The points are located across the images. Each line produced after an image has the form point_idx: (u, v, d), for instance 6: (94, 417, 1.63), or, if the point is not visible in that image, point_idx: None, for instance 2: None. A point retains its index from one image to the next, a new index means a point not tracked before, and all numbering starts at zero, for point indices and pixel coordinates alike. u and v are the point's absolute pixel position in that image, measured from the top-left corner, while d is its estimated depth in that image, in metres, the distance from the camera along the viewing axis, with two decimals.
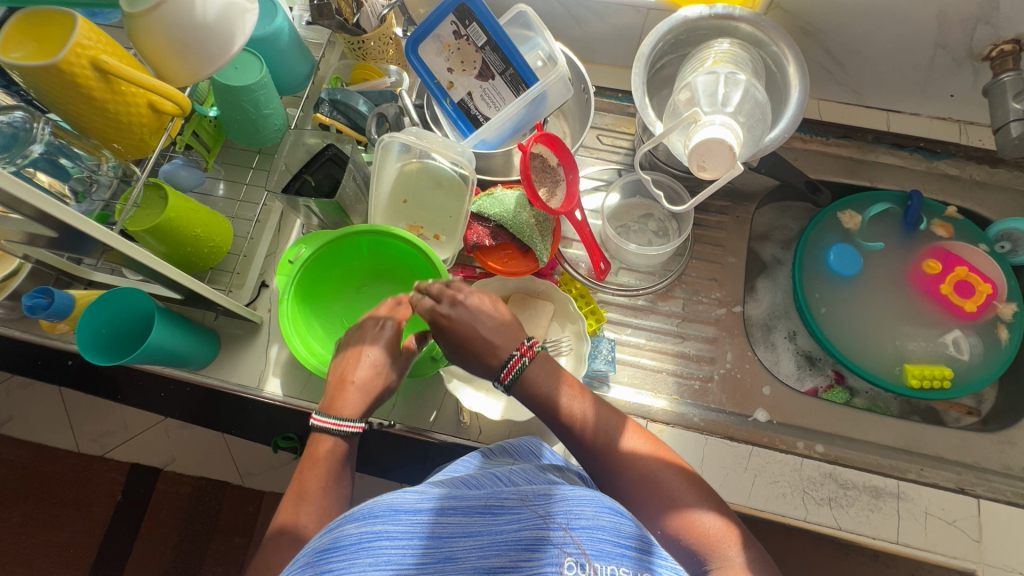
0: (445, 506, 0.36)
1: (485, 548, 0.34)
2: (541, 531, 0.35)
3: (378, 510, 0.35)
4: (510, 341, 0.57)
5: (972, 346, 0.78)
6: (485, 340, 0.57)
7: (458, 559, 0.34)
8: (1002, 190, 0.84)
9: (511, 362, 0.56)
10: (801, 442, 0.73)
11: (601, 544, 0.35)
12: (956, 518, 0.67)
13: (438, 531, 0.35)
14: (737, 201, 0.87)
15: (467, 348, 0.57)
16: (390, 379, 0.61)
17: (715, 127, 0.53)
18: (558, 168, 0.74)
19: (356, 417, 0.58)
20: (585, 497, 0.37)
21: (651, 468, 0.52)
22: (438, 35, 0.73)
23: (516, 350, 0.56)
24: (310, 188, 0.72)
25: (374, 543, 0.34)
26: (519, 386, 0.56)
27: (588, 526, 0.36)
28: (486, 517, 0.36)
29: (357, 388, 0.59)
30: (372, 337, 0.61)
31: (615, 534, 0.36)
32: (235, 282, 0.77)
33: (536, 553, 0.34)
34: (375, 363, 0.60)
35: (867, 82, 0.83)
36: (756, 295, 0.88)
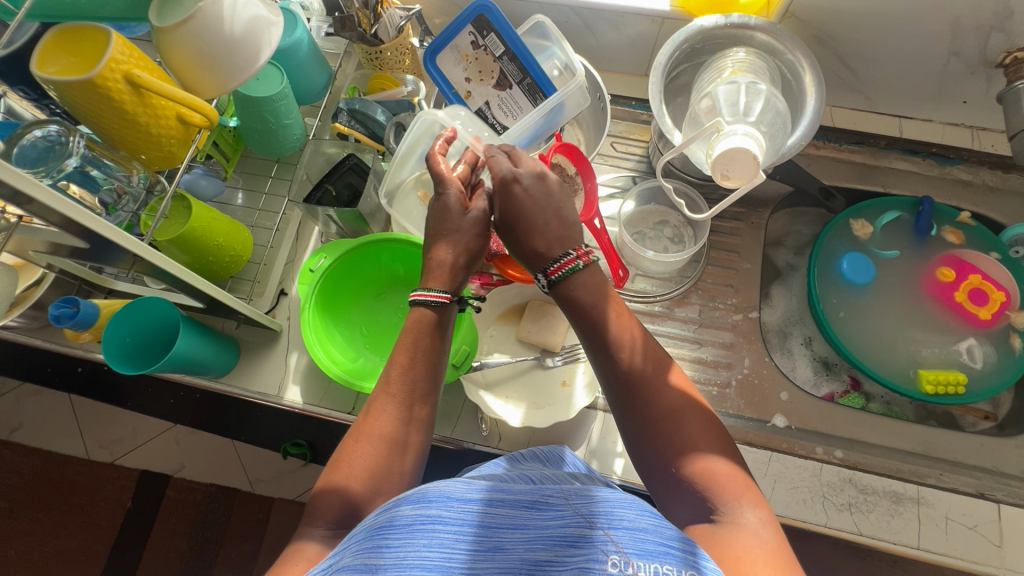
0: (493, 497, 0.36)
1: (532, 541, 0.35)
2: (587, 529, 0.34)
3: (431, 495, 0.35)
4: (565, 243, 0.57)
5: (986, 354, 0.79)
6: (543, 230, 0.57)
7: (507, 550, 0.34)
8: (1015, 195, 0.85)
9: (564, 260, 0.56)
10: (820, 447, 0.73)
11: (644, 544, 0.35)
12: (976, 523, 0.67)
13: (487, 520, 0.35)
14: (751, 207, 0.87)
15: (524, 234, 0.57)
16: (467, 247, 0.59)
17: (738, 136, 0.53)
18: (576, 177, 0.74)
19: (442, 288, 0.57)
20: (627, 500, 0.36)
21: (680, 421, 0.49)
22: (456, 45, 0.74)
23: (572, 250, 0.56)
24: (331, 198, 0.73)
25: (426, 525, 0.34)
26: (573, 286, 0.55)
27: (631, 528, 0.35)
28: (533, 511, 0.36)
29: (435, 264, 0.58)
30: (443, 203, 0.60)
31: (656, 535, 0.35)
32: (256, 291, 0.78)
33: (582, 550, 0.34)
34: (448, 233, 0.59)
35: (879, 89, 0.84)
36: (770, 299, 0.89)
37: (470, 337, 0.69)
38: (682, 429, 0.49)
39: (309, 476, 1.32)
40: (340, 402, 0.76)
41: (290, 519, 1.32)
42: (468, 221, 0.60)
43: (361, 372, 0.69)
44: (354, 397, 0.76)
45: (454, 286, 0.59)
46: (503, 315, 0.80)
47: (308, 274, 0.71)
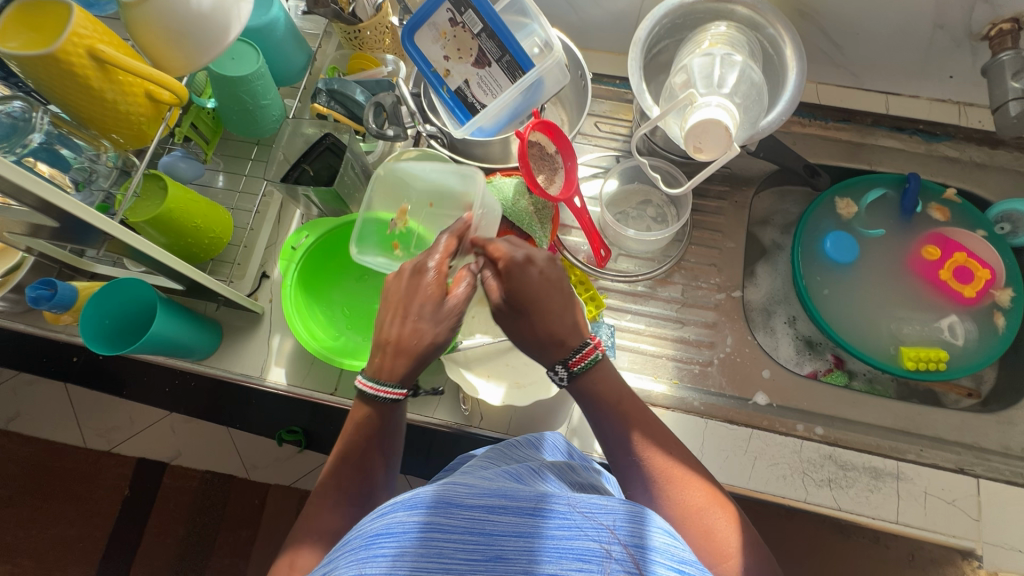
0: (498, 504, 0.38)
1: (536, 551, 0.36)
2: (591, 543, 0.36)
3: (432, 500, 0.37)
4: (580, 331, 0.54)
5: (967, 331, 0.79)
6: (560, 314, 0.53)
7: (508, 559, 0.35)
8: (1002, 171, 0.84)
9: (586, 349, 0.53)
10: (800, 424, 0.73)
11: (653, 563, 0.36)
12: (955, 497, 0.67)
13: (489, 528, 0.36)
14: (736, 185, 0.86)
15: (536, 318, 0.53)
16: (439, 336, 0.53)
17: (711, 107, 0.52)
18: (556, 155, 0.74)
19: (398, 383, 0.53)
20: (634, 514, 0.38)
21: (703, 513, 0.47)
22: (434, 23, 0.73)
23: (589, 339, 0.54)
24: (309, 177, 0.73)
25: (430, 534, 0.36)
26: (585, 376, 0.54)
27: (639, 544, 0.36)
28: (536, 519, 0.37)
29: (403, 349, 0.52)
30: (419, 284, 0.53)
31: (664, 554, 0.37)
32: (236, 273, 0.78)
33: (585, 563, 0.35)
34: (423, 319, 0.52)
35: (865, 64, 0.83)
36: (755, 279, 0.88)
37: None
38: (706, 520, 0.47)
39: (303, 462, 1.33)
40: (323, 383, 0.76)
41: (284, 505, 1.33)
42: (447, 310, 0.53)
43: (343, 350, 0.69)
44: (336, 378, 0.76)
45: (413, 377, 0.53)
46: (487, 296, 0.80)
47: (289, 251, 0.72)
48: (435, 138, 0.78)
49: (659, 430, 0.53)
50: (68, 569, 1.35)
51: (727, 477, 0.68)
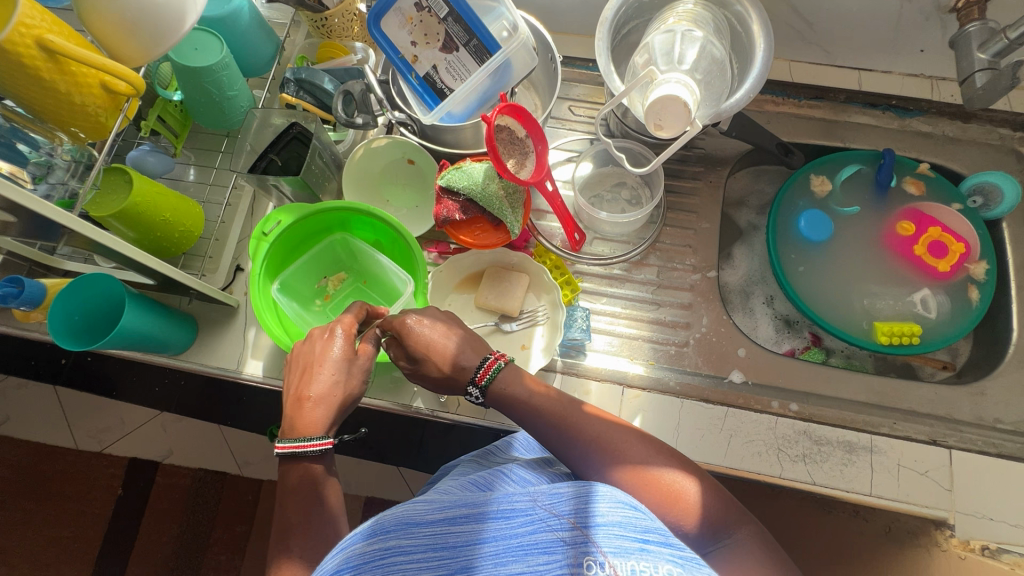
0: (458, 516, 0.39)
1: (502, 553, 0.38)
2: (554, 534, 0.38)
3: (391, 524, 0.38)
4: (480, 350, 0.61)
5: (939, 304, 0.79)
6: (455, 349, 0.60)
7: (475, 567, 0.37)
8: (974, 145, 0.84)
9: (486, 364, 0.59)
10: (775, 401, 0.74)
11: (619, 541, 0.38)
12: (928, 469, 0.69)
13: (453, 541, 0.38)
14: (710, 166, 0.86)
15: (440, 353, 0.59)
16: (354, 388, 0.59)
17: (671, 84, 0.52)
18: (527, 140, 0.73)
19: (323, 434, 0.55)
20: (591, 495, 0.40)
21: (659, 469, 0.50)
22: (400, 8, 0.72)
23: (491, 354, 0.60)
24: (277, 168, 0.72)
25: (394, 558, 0.37)
26: (492, 390, 0.59)
27: (601, 523, 0.39)
28: (497, 522, 0.39)
29: (320, 400, 0.57)
30: (327, 346, 0.59)
31: (627, 528, 0.39)
32: (209, 267, 0.78)
33: (551, 555, 0.38)
34: (334, 375, 0.58)
35: (836, 41, 0.82)
36: (732, 260, 0.88)
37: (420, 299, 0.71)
38: (664, 476, 0.50)
39: None
40: None
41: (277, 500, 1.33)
42: (355, 367, 0.59)
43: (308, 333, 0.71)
44: None
45: (332, 428, 0.57)
46: (461, 284, 0.79)
47: (261, 238, 0.70)
48: (406, 125, 0.77)
49: (596, 424, 0.54)
50: (64, 571, 1.35)
51: (703, 455, 0.69)
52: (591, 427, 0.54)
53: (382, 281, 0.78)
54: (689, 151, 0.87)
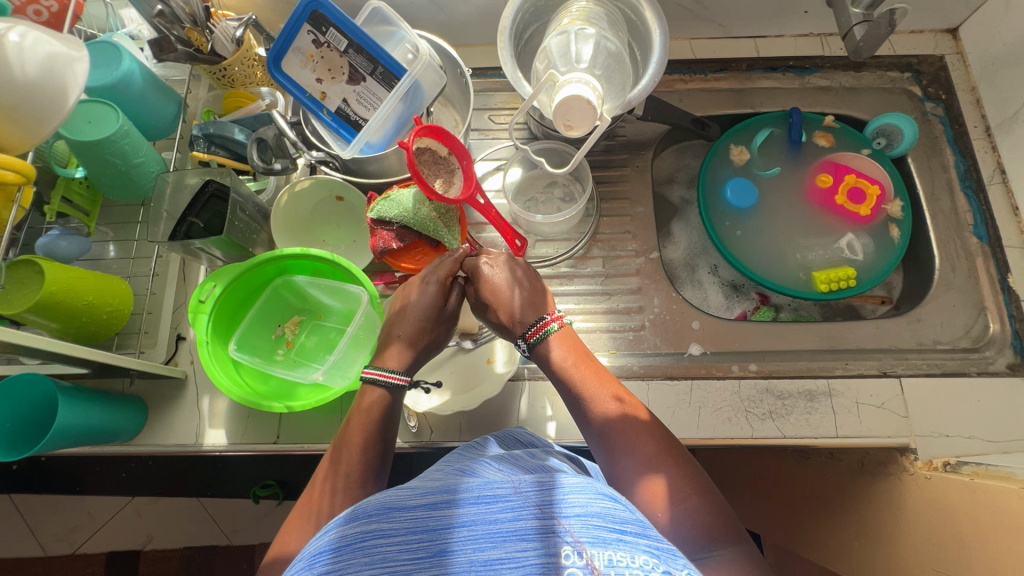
0: (440, 500, 0.37)
1: (479, 538, 0.35)
2: (533, 521, 0.35)
3: (374, 508, 0.37)
4: (538, 308, 0.65)
5: (865, 246, 0.83)
6: (513, 301, 0.65)
7: (452, 551, 0.34)
8: (869, 92, 0.90)
9: (540, 323, 0.63)
10: (735, 365, 0.76)
11: (597, 532, 0.35)
12: (884, 401, 0.72)
13: (432, 524, 0.36)
14: (635, 151, 0.89)
15: (496, 306, 0.66)
16: (435, 334, 0.67)
17: (574, 84, 0.53)
18: (450, 157, 0.74)
19: (402, 371, 0.62)
20: (574, 485, 0.37)
21: (667, 463, 0.52)
22: (298, 47, 0.72)
23: (545, 315, 0.64)
24: (199, 229, 0.70)
25: (373, 541, 0.35)
26: (544, 344, 0.63)
27: (582, 513, 0.35)
28: (478, 507, 0.36)
29: (404, 343, 0.64)
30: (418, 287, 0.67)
31: (608, 519, 0.35)
32: (147, 342, 0.75)
33: (527, 542, 0.34)
34: (418, 318, 0.66)
35: (728, 15, 0.86)
36: (672, 238, 0.91)
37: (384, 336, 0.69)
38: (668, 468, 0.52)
39: (283, 514, 1.28)
40: (262, 433, 0.73)
41: None
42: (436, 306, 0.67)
43: (272, 396, 0.68)
44: (277, 425, 0.73)
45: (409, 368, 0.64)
46: None
47: (198, 307, 0.67)
48: (326, 163, 0.75)
49: (624, 409, 0.58)
50: None
51: (677, 431, 0.71)
52: (609, 417, 0.57)
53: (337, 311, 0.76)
54: (612, 140, 0.89)
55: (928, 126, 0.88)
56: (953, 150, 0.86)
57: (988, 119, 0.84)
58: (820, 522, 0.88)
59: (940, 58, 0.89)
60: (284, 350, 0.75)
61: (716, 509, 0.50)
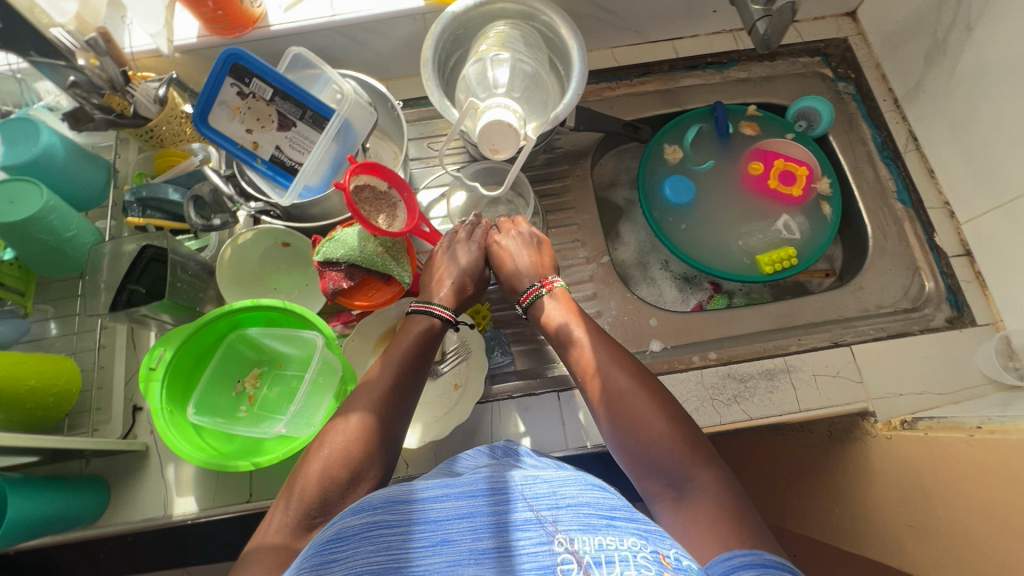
0: (440, 494, 0.39)
1: (479, 528, 0.37)
2: (528, 513, 0.37)
3: (378, 501, 0.38)
4: (536, 276, 0.74)
5: (800, 225, 0.87)
6: (518, 266, 0.74)
7: (453, 541, 0.36)
8: (785, 79, 0.94)
9: (531, 290, 0.72)
10: (696, 355, 0.78)
11: (588, 520, 0.37)
12: (838, 370, 0.75)
13: (433, 515, 0.38)
14: (573, 161, 0.91)
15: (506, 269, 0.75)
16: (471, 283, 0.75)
17: (495, 109, 0.54)
18: (390, 191, 0.75)
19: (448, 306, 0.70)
20: (565, 479, 0.40)
21: (646, 399, 0.58)
22: (223, 101, 0.71)
23: (538, 283, 0.73)
24: (142, 295, 0.68)
25: (377, 531, 0.37)
26: (533, 307, 0.72)
27: (573, 503, 0.38)
28: (478, 499, 0.38)
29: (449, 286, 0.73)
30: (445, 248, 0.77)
31: (598, 508, 0.38)
32: (100, 419, 0.72)
33: (526, 531, 0.36)
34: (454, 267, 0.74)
35: (643, 22, 0.89)
36: (622, 240, 0.93)
37: (349, 378, 0.68)
38: (646, 403, 0.58)
39: None
40: (234, 494, 0.71)
41: None
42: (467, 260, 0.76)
43: (237, 456, 0.66)
44: (248, 483, 0.71)
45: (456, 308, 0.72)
46: (377, 344, 0.78)
47: (149, 375, 0.66)
48: (267, 212, 0.75)
49: (605, 352, 0.63)
50: None
51: None
52: (592, 359, 0.63)
53: (297, 358, 0.75)
54: (551, 153, 0.91)
55: (842, 105, 0.93)
56: (868, 124, 0.91)
57: (895, 92, 0.90)
58: (804, 491, 0.91)
59: (844, 40, 0.94)
60: (247, 406, 0.73)
61: (691, 435, 0.56)
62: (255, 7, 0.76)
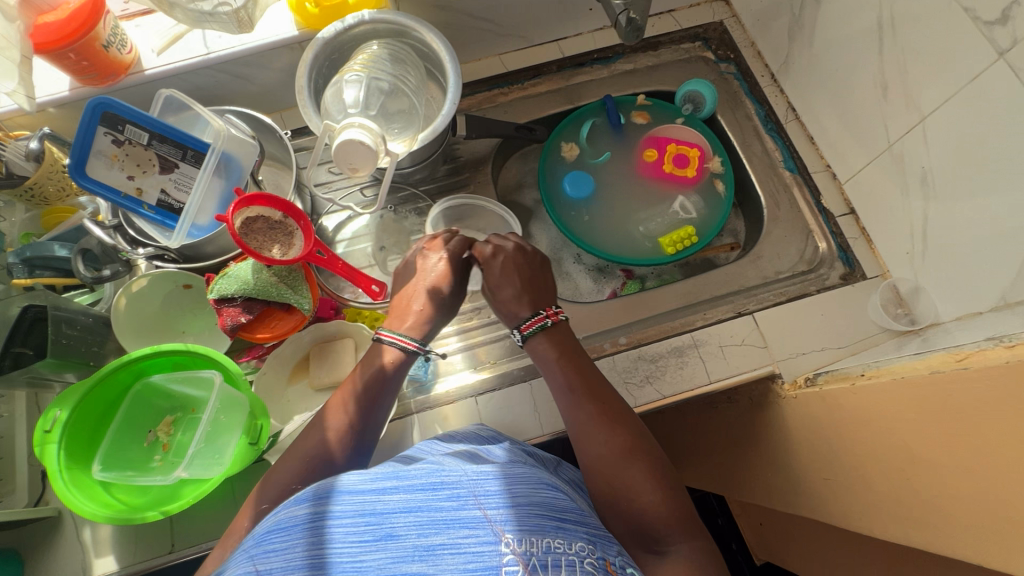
0: (388, 486, 0.41)
1: (424, 523, 0.39)
2: (478, 511, 0.40)
3: (325, 492, 0.40)
4: (536, 305, 0.70)
5: (696, 204, 0.91)
6: (511, 294, 0.71)
7: (398, 534, 0.38)
8: (670, 66, 0.98)
9: (534, 319, 0.68)
10: (607, 342, 0.80)
11: (534, 519, 0.41)
12: (744, 338, 0.78)
13: (379, 508, 0.39)
14: (475, 168, 0.92)
15: (497, 294, 0.71)
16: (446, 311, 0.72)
17: (352, 129, 0.55)
18: (286, 219, 0.74)
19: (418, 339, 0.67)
20: (518, 479, 0.43)
21: (642, 459, 0.57)
22: (99, 151, 0.69)
23: (542, 312, 0.69)
24: (29, 356, 0.65)
25: (316, 523, 0.39)
26: (534, 338, 0.68)
27: (524, 503, 0.42)
28: (427, 493, 0.40)
29: (422, 315, 0.70)
30: (425, 262, 0.74)
31: (545, 507, 0.42)
32: (5, 490, 0.69)
33: (473, 529, 0.39)
34: (434, 292, 0.71)
35: (522, 26, 0.91)
36: (534, 239, 0.95)
37: (259, 411, 0.68)
38: (642, 463, 0.56)
39: None
40: (156, 545, 0.69)
41: None
42: (447, 280, 0.72)
43: (150, 506, 0.65)
44: (170, 532, 0.70)
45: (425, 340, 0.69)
46: (293, 372, 0.78)
47: (45, 438, 0.63)
48: (161, 256, 0.73)
49: (606, 402, 0.62)
50: None
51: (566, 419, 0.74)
52: (590, 407, 0.61)
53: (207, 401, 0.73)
54: (452, 163, 0.92)
55: (726, 85, 0.97)
56: (751, 100, 0.95)
57: (770, 67, 0.94)
58: (742, 458, 0.93)
59: (721, 23, 0.98)
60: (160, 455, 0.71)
61: (680, 502, 0.55)
62: (125, 53, 0.75)
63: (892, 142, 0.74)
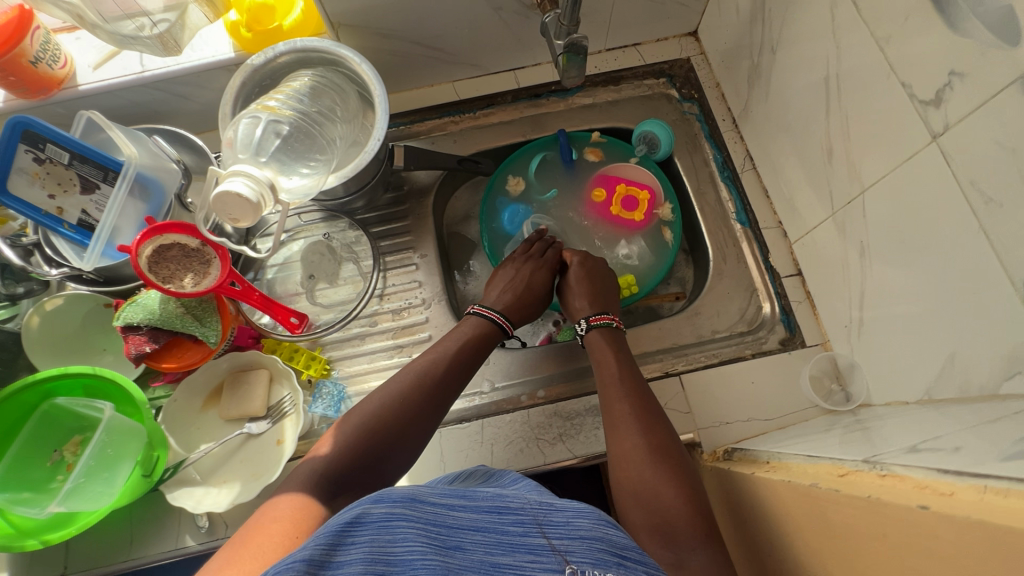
0: (457, 503, 0.41)
1: (491, 544, 0.39)
2: (542, 539, 0.40)
3: (400, 496, 0.38)
4: (606, 306, 0.76)
5: (639, 251, 0.89)
6: (583, 291, 0.78)
7: (467, 548, 0.38)
8: (630, 103, 0.94)
9: (603, 317, 0.74)
10: (525, 394, 0.78)
11: (598, 553, 0.40)
12: (667, 401, 0.75)
13: (451, 521, 0.39)
14: (417, 198, 0.90)
15: (572, 293, 0.78)
16: (528, 302, 0.78)
17: (233, 180, 0.53)
18: (203, 247, 0.72)
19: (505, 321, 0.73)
20: (582, 512, 0.43)
21: (673, 461, 0.57)
22: (19, 168, 0.69)
23: (609, 313, 0.75)
24: None
25: (394, 522, 0.36)
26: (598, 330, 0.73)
27: (586, 537, 0.41)
28: (493, 515, 0.41)
29: (508, 298, 0.77)
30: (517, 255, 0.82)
31: (609, 544, 0.41)
32: None
33: (536, 555, 0.39)
34: (520, 282, 0.78)
35: (474, 55, 0.88)
36: (474, 274, 0.93)
37: (157, 441, 0.68)
38: (672, 464, 0.56)
39: None
40: (48, 566, 0.69)
41: None
42: (533, 273, 0.80)
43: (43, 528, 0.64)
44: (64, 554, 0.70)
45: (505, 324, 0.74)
46: (208, 399, 0.77)
47: None
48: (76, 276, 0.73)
49: (649, 404, 0.63)
50: None
51: None
52: (630, 406, 0.63)
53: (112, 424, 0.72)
54: (395, 191, 0.90)
55: (687, 126, 0.93)
56: (710, 144, 0.91)
57: (732, 111, 0.89)
58: None
59: (687, 61, 0.94)
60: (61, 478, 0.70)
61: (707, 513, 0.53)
62: (57, 68, 0.75)
63: (836, 209, 0.69)
